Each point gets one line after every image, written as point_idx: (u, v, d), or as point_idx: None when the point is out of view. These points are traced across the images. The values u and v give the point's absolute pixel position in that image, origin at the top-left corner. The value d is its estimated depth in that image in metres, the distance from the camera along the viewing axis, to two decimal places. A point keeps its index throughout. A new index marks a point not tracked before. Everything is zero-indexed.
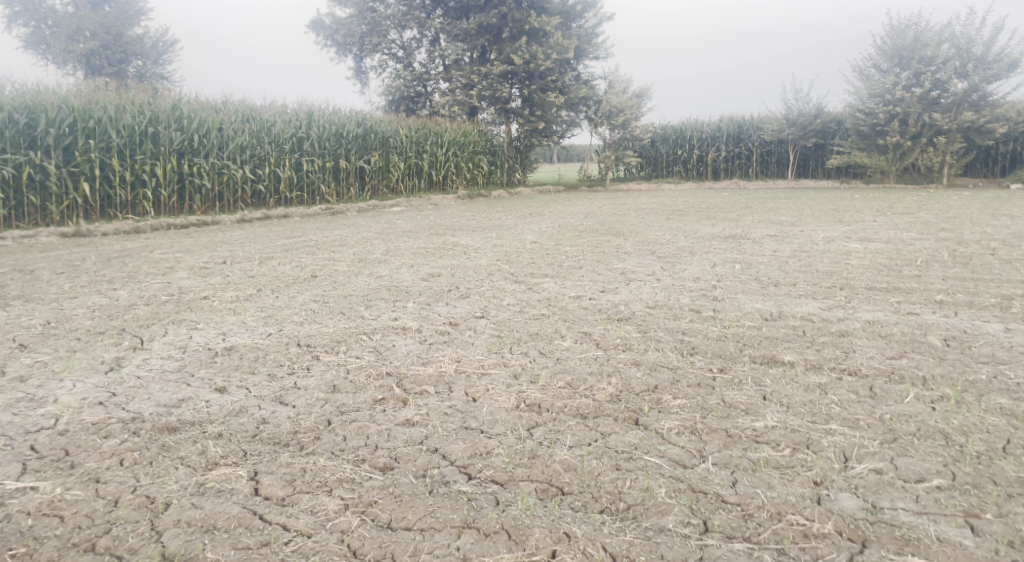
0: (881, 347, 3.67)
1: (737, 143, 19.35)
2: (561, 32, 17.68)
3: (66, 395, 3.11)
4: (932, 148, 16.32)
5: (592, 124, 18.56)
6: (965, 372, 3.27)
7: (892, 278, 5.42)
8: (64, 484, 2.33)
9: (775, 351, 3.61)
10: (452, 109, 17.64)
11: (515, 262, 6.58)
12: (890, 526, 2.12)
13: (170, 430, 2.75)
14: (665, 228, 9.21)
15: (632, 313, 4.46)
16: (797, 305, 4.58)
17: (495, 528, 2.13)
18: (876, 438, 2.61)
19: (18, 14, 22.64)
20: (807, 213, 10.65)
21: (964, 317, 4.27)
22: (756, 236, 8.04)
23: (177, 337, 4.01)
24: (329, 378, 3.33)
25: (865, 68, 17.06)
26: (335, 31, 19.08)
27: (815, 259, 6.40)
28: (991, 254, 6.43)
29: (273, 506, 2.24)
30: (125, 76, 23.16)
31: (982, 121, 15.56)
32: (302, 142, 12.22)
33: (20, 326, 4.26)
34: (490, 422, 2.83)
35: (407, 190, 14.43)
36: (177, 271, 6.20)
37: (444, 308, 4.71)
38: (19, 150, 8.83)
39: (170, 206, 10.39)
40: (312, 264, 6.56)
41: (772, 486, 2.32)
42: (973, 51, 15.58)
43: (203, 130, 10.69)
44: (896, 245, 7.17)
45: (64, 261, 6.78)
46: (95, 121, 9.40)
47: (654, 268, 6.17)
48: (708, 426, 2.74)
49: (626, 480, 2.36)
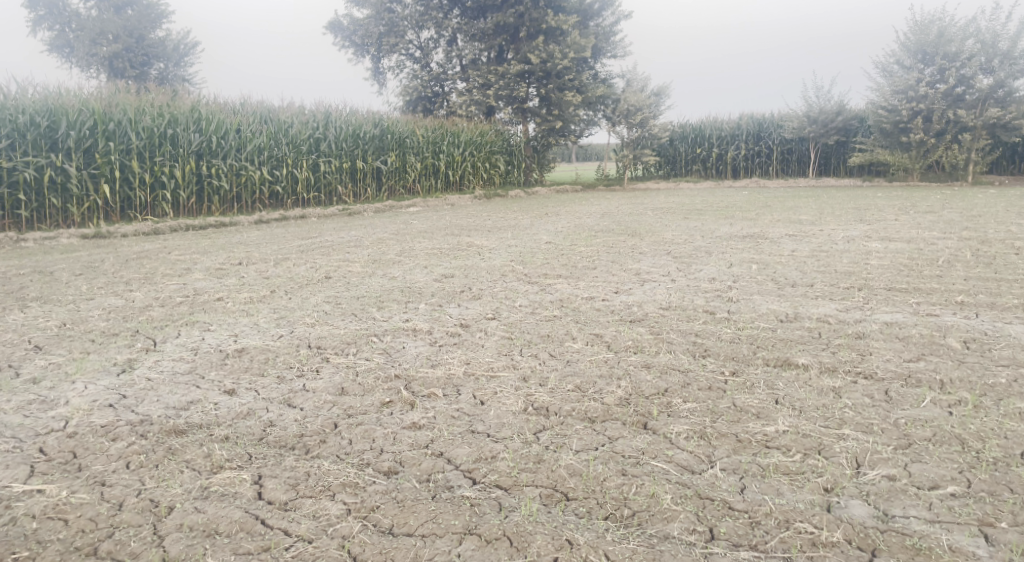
0: (899, 349, 3.59)
1: (757, 141, 19.17)
2: (579, 30, 17.63)
3: (77, 397, 3.14)
4: (956, 145, 15.99)
5: (610, 123, 18.49)
6: (985, 376, 3.19)
7: (913, 279, 5.32)
8: (71, 486, 2.35)
9: (790, 354, 3.55)
10: (469, 108, 17.69)
11: (530, 263, 6.55)
12: (902, 535, 2.06)
13: (176, 432, 2.76)
14: (682, 227, 9.12)
15: (645, 314, 4.41)
16: (813, 307, 4.50)
17: (496, 535, 2.10)
18: (890, 443, 2.54)
19: (43, 18, 23.03)
20: (827, 212, 10.51)
21: (985, 318, 4.18)
22: (774, 236, 7.93)
23: (190, 339, 4.05)
24: (338, 380, 3.33)
25: (888, 65, 16.80)
26: (352, 32, 19.15)
27: (834, 258, 6.29)
28: (1014, 253, 6.30)
29: (275, 510, 2.23)
30: (147, 78, 23.53)
31: (1008, 117, 15.23)
32: (320, 143, 12.29)
33: (37, 327, 4.32)
34: (497, 426, 2.80)
35: (424, 190, 14.49)
36: (193, 272, 6.27)
37: (456, 310, 4.69)
38: (40, 153, 8.94)
39: (189, 207, 10.52)
40: (327, 265, 6.60)
41: (781, 492, 2.27)
42: (999, 46, 15.27)
43: (222, 132, 10.78)
44: (918, 244, 7.05)
45: (83, 262, 6.89)
46: (115, 124, 9.52)
47: (670, 268, 6.13)
48: (718, 430, 2.70)
49: (632, 486, 2.32)
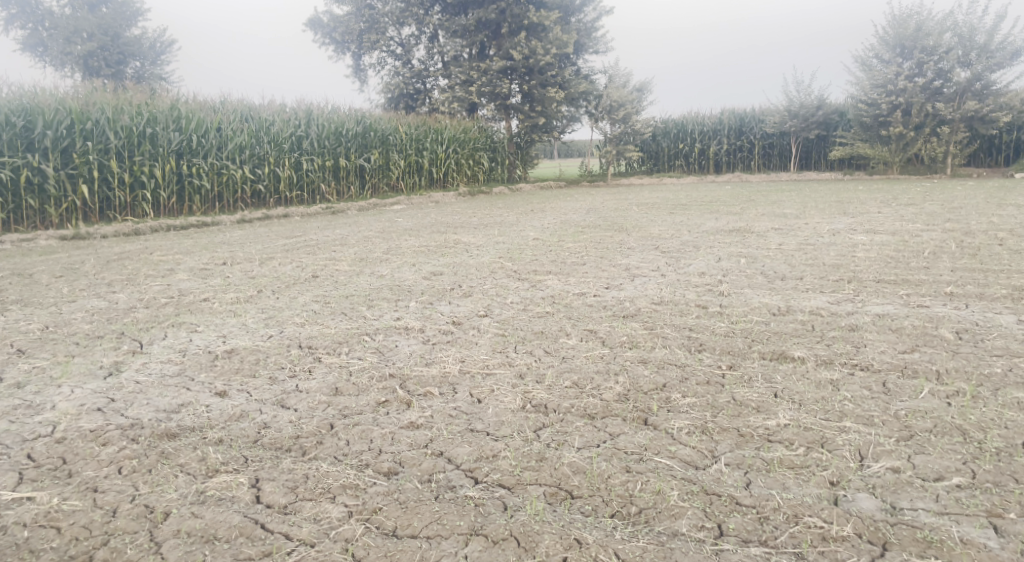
0: (893, 340, 3.60)
1: (738, 136, 19.32)
2: (561, 26, 17.57)
3: (64, 401, 3.06)
4: (935, 137, 16.21)
5: (593, 119, 18.54)
6: (980, 366, 3.20)
7: (902, 270, 5.35)
8: (62, 494, 2.28)
9: (785, 347, 3.54)
10: (451, 105, 17.53)
11: (518, 259, 6.51)
12: (911, 528, 2.05)
13: (169, 436, 2.69)
14: (668, 222, 9.13)
15: (637, 310, 4.39)
16: (805, 299, 4.51)
17: (503, 535, 2.07)
18: (892, 436, 2.54)
19: (14, 16, 22.45)
20: (812, 206, 10.54)
21: (975, 309, 4.21)
22: (760, 229, 7.95)
23: (177, 341, 3.96)
24: (332, 380, 3.28)
25: (866, 58, 16.98)
26: (332, 29, 19.00)
27: (820, 251, 6.32)
28: (999, 244, 6.39)
29: (274, 514, 2.18)
30: (123, 77, 23.23)
31: (985, 110, 15.40)
32: (302, 141, 12.15)
33: (18, 331, 4.20)
34: (496, 424, 2.77)
35: (408, 188, 14.38)
36: (177, 273, 6.15)
37: (448, 308, 4.64)
38: (16, 153, 8.77)
39: (170, 207, 10.35)
40: (313, 264, 6.52)
41: (787, 487, 2.26)
42: (975, 40, 15.47)
43: (202, 130, 10.63)
44: (903, 236, 7.10)
45: (63, 264, 6.74)
46: (93, 123, 9.36)
47: (659, 262, 6.12)
48: (720, 425, 2.68)
49: (637, 483, 2.30)
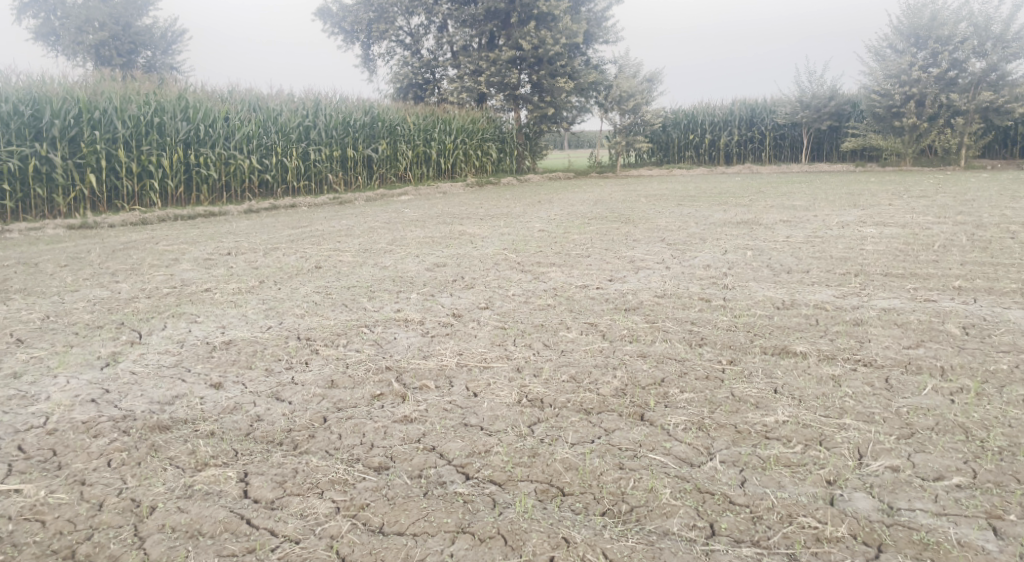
0: (898, 335, 3.53)
1: (749, 127, 19.09)
2: (571, 16, 17.42)
3: (59, 392, 3.05)
4: (949, 129, 16.00)
5: (603, 110, 18.40)
6: (986, 362, 3.13)
7: (911, 264, 5.28)
8: (49, 486, 2.27)
9: (788, 342, 3.48)
10: (460, 96, 17.46)
11: (522, 251, 6.46)
12: (907, 530, 2.00)
13: (160, 428, 2.67)
14: (676, 214, 9.04)
15: (640, 303, 4.34)
16: (811, 293, 4.44)
17: (490, 533, 2.03)
18: (892, 433, 2.49)
19: (28, 5, 22.56)
20: (822, 198, 10.39)
21: (983, 304, 4.13)
22: (769, 222, 7.87)
23: (176, 331, 3.95)
24: (328, 372, 3.26)
25: (880, 48, 16.75)
26: (342, 19, 18.98)
27: (829, 244, 6.23)
28: (1010, 237, 6.29)
29: (260, 509, 2.16)
30: (134, 67, 23.27)
31: (1001, 101, 15.17)
32: (310, 131, 12.11)
33: (19, 320, 4.21)
34: (490, 418, 2.73)
35: (416, 178, 14.33)
36: (180, 263, 6.14)
37: (449, 300, 4.61)
38: (24, 142, 8.80)
39: (177, 197, 10.35)
40: (317, 254, 6.50)
41: (782, 485, 2.22)
42: (991, 30, 15.19)
43: (210, 120, 10.61)
44: (913, 229, 6.99)
45: (69, 253, 6.74)
46: (100, 113, 9.36)
47: (664, 255, 6.06)
48: (717, 421, 2.64)
49: (629, 480, 2.26)
